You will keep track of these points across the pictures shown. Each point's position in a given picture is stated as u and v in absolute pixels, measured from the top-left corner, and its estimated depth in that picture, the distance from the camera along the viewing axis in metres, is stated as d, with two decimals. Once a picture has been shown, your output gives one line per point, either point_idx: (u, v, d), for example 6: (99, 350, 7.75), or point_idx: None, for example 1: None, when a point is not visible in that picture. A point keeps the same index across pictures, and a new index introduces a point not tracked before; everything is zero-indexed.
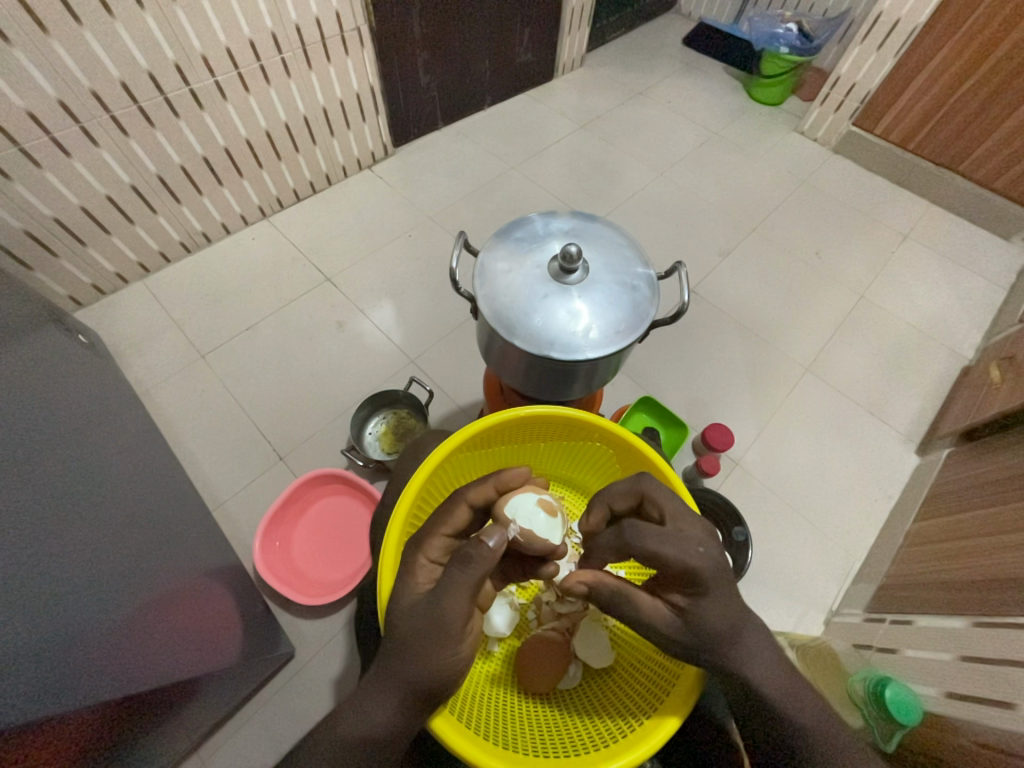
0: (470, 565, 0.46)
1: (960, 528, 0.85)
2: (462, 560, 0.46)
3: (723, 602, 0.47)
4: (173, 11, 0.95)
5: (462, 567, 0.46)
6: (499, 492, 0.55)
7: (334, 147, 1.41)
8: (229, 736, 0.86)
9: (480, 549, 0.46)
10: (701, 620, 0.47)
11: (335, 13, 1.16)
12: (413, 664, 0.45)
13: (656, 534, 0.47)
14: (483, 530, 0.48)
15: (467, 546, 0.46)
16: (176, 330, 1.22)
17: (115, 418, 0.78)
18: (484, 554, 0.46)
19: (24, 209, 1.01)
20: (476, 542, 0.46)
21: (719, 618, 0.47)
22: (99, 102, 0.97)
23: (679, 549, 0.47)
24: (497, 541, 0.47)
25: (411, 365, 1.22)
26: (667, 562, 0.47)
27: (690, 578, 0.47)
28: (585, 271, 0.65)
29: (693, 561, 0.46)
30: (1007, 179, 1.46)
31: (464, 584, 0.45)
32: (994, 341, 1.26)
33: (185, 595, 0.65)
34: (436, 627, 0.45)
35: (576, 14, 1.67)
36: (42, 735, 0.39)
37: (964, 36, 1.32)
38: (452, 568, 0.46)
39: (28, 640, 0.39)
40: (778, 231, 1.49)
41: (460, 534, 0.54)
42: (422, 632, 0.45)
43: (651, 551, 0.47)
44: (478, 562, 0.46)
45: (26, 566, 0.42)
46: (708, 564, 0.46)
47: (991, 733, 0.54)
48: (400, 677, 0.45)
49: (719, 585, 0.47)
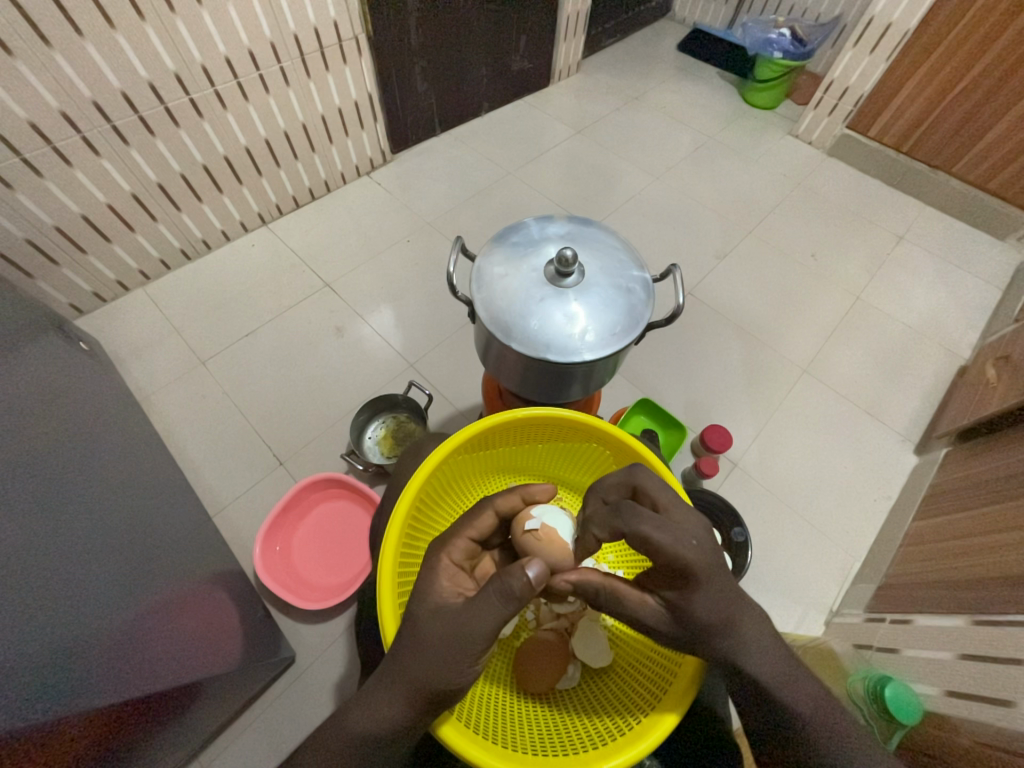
0: (511, 598, 0.46)
1: (959, 527, 0.85)
2: (504, 591, 0.46)
3: (713, 598, 0.47)
4: (173, 22, 0.96)
5: (504, 599, 0.46)
6: (524, 502, 0.59)
7: (333, 154, 1.42)
8: (230, 741, 0.86)
9: (522, 584, 0.46)
10: (692, 615, 0.48)
11: (332, 22, 1.17)
12: (431, 668, 0.45)
13: (652, 521, 0.47)
14: (524, 559, 0.47)
15: (510, 578, 0.46)
16: (176, 336, 1.23)
17: (115, 424, 0.78)
18: (524, 589, 0.46)
19: (25, 219, 1.02)
20: (518, 575, 0.46)
21: (707, 614, 0.47)
22: (99, 112, 0.99)
23: (673, 538, 0.46)
24: (538, 581, 0.47)
25: (410, 369, 1.22)
26: (658, 549, 0.46)
27: (681, 569, 0.46)
28: (581, 274, 0.66)
29: (686, 552, 0.46)
30: (1000, 180, 1.47)
31: (497, 611, 0.46)
32: (991, 340, 1.26)
33: (185, 601, 0.65)
34: (457, 631, 0.46)
35: (571, 20, 1.69)
36: (43, 739, 0.39)
37: (955, 39, 1.33)
38: (491, 595, 0.47)
39: (24, 643, 0.39)
40: (774, 233, 1.50)
41: (481, 539, 0.57)
42: (444, 641, 0.46)
43: (645, 537, 0.47)
44: (519, 595, 0.46)
45: (21, 569, 0.42)
46: (701, 559, 0.46)
47: (989, 730, 0.54)
48: (415, 679, 0.45)
49: (716, 582, 0.47)
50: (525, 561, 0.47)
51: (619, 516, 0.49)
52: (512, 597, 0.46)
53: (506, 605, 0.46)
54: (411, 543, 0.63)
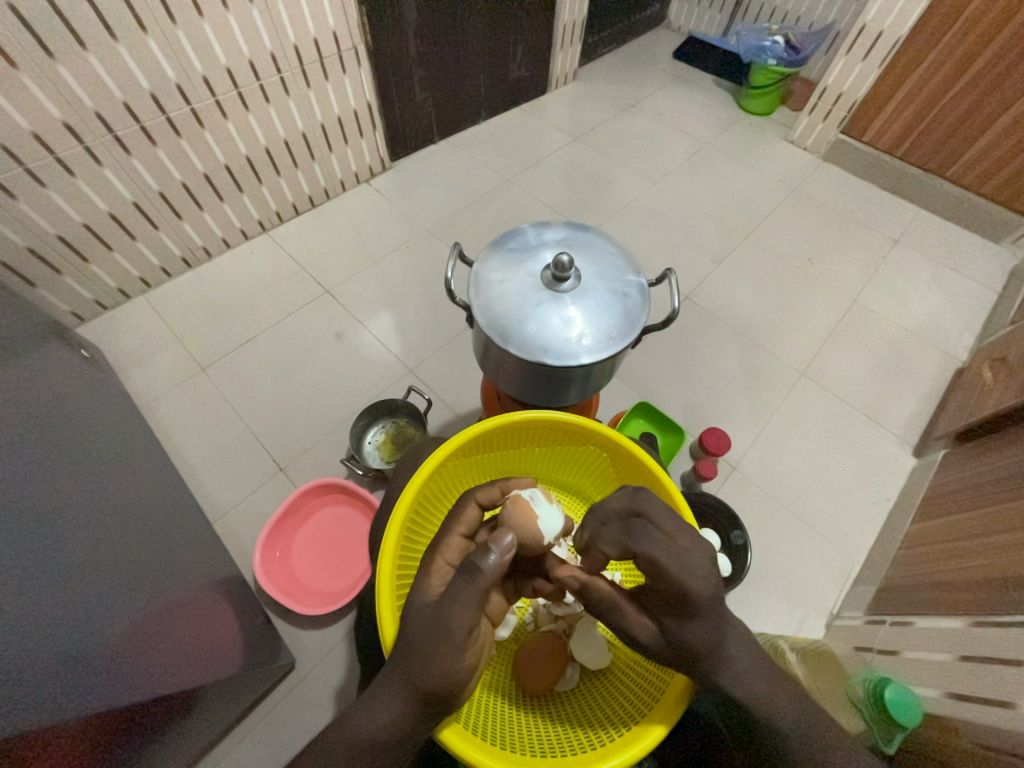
0: (477, 576, 0.46)
1: (958, 529, 0.86)
2: (470, 571, 0.47)
3: (708, 625, 0.47)
4: (174, 34, 0.98)
5: (470, 578, 0.47)
6: (503, 492, 0.58)
7: (332, 162, 1.43)
8: (230, 748, 0.86)
9: (490, 561, 0.47)
10: (683, 639, 0.47)
11: (332, 32, 1.19)
12: (421, 665, 0.45)
13: (662, 544, 0.47)
14: (491, 536, 0.49)
15: (477, 557, 0.47)
16: (177, 343, 1.24)
17: (117, 432, 0.79)
18: (493, 567, 0.47)
19: (28, 227, 1.03)
20: (486, 552, 0.47)
21: (701, 639, 0.47)
22: (102, 122, 1.00)
23: (679, 565, 0.46)
24: (505, 550, 0.48)
25: (409, 374, 1.23)
26: (664, 573, 0.46)
27: (682, 595, 0.46)
28: (578, 280, 0.67)
29: (690, 581, 0.46)
30: (994, 184, 1.48)
31: (471, 594, 0.46)
32: (987, 343, 1.27)
33: (186, 608, 0.65)
34: (441, 626, 0.46)
35: (567, 30, 1.71)
36: (36, 742, 0.38)
37: (948, 45, 1.35)
38: (459, 578, 0.47)
39: (12, 647, 0.38)
40: (770, 237, 1.51)
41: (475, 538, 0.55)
42: (429, 636, 0.46)
43: (653, 560, 0.47)
44: (485, 572, 0.46)
45: (12, 572, 0.41)
46: (704, 589, 0.46)
47: (990, 734, 0.54)
48: (408, 678, 0.45)
49: (709, 610, 0.47)
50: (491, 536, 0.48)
51: (631, 536, 0.48)
52: (480, 575, 0.46)
53: (475, 585, 0.46)
54: (410, 547, 0.64)
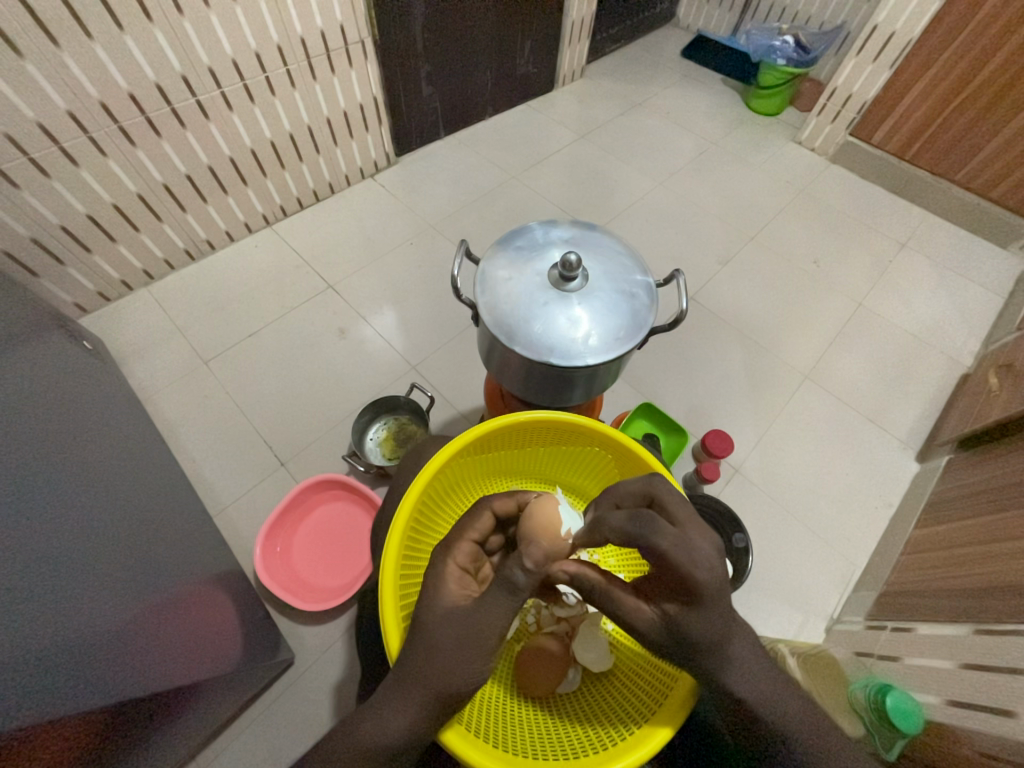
0: (516, 590, 0.46)
1: (960, 535, 0.85)
2: (509, 586, 0.46)
3: (712, 616, 0.46)
4: (180, 24, 0.97)
5: (504, 588, 0.46)
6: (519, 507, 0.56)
7: (337, 156, 1.42)
8: (228, 743, 0.85)
9: (522, 576, 0.45)
10: (687, 630, 0.46)
11: (339, 25, 1.18)
12: (446, 669, 0.45)
13: (671, 536, 0.46)
14: (519, 548, 0.46)
15: (511, 573, 0.45)
16: (179, 336, 1.23)
17: (117, 424, 0.78)
18: (528, 581, 0.45)
19: (31, 217, 1.03)
20: (518, 567, 0.45)
21: (705, 630, 0.46)
22: (106, 113, 0.99)
23: (688, 557, 0.45)
24: (537, 563, 0.45)
25: (412, 371, 1.22)
26: (671, 563, 0.45)
27: (689, 587, 0.45)
28: (585, 279, 0.66)
29: (697, 571, 0.44)
30: (1003, 189, 1.47)
31: (503, 600, 0.46)
32: (993, 348, 1.26)
33: (186, 603, 0.65)
34: (470, 629, 0.46)
35: (576, 26, 1.70)
36: (29, 740, 0.37)
37: (958, 49, 1.34)
38: (499, 590, 0.46)
39: (11, 643, 0.38)
40: (776, 239, 1.50)
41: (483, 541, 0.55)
42: (457, 640, 0.46)
43: (661, 550, 0.45)
44: (525, 588, 0.45)
45: (7, 566, 0.40)
46: (712, 582, 0.45)
47: (990, 741, 0.54)
48: (429, 682, 0.45)
49: (715, 601, 0.45)
50: (520, 548, 0.45)
51: (637, 526, 0.47)
52: (513, 584, 0.46)
53: (508, 591, 0.46)
54: (414, 549, 0.63)
